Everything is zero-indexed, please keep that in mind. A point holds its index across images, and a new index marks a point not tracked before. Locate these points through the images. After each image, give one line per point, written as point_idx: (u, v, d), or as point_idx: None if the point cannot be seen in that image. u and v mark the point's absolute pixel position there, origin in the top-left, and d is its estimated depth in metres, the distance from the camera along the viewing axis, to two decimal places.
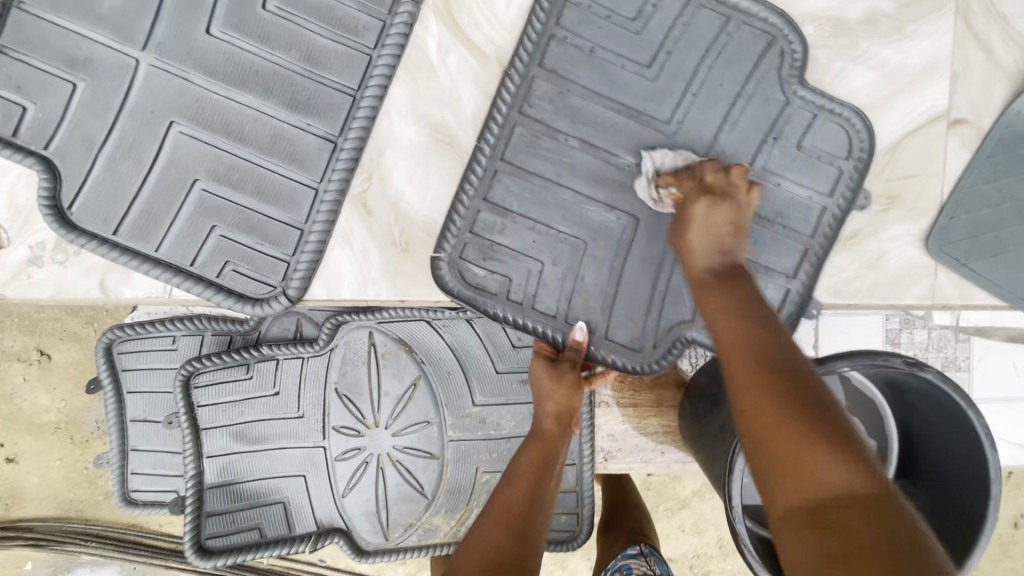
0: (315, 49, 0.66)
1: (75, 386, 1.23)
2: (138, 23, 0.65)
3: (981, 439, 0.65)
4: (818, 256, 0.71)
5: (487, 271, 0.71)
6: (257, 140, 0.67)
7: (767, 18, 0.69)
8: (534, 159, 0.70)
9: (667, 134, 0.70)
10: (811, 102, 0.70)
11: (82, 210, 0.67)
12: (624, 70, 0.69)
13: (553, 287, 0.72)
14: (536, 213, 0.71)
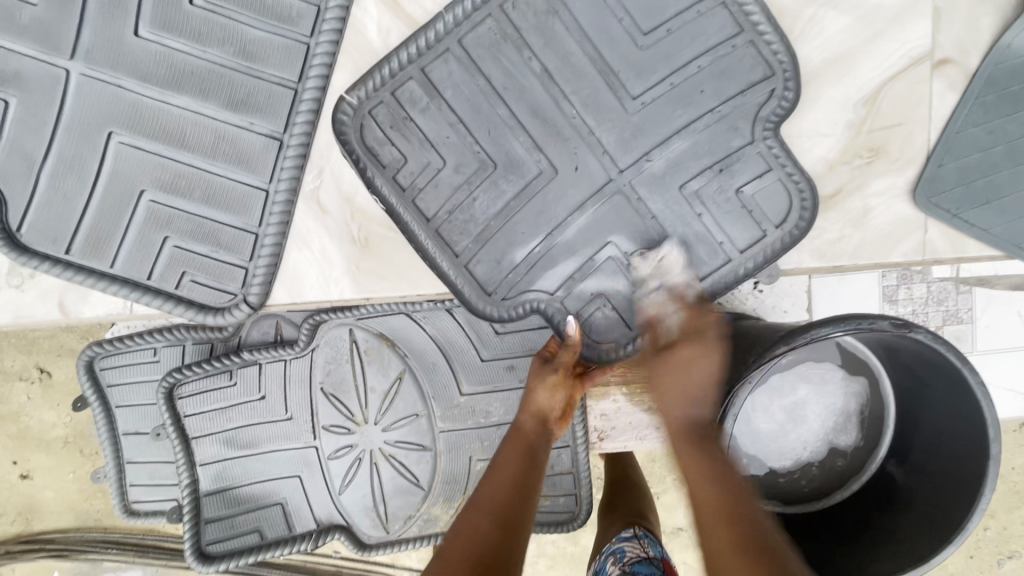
0: (249, 42, 0.63)
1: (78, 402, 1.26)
2: (62, 31, 0.62)
3: (977, 396, 0.61)
4: (804, 216, 0.67)
5: (387, 138, 0.67)
6: (199, 144, 0.64)
7: (778, 52, 0.65)
8: (488, 141, 0.67)
9: (629, 100, 0.66)
10: (773, 155, 0.66)
11: (31, 231, 0.65)
12: (577, 41, 0.65)
13: (443, 192, 0.68)
14: (464, 112, 0.67)
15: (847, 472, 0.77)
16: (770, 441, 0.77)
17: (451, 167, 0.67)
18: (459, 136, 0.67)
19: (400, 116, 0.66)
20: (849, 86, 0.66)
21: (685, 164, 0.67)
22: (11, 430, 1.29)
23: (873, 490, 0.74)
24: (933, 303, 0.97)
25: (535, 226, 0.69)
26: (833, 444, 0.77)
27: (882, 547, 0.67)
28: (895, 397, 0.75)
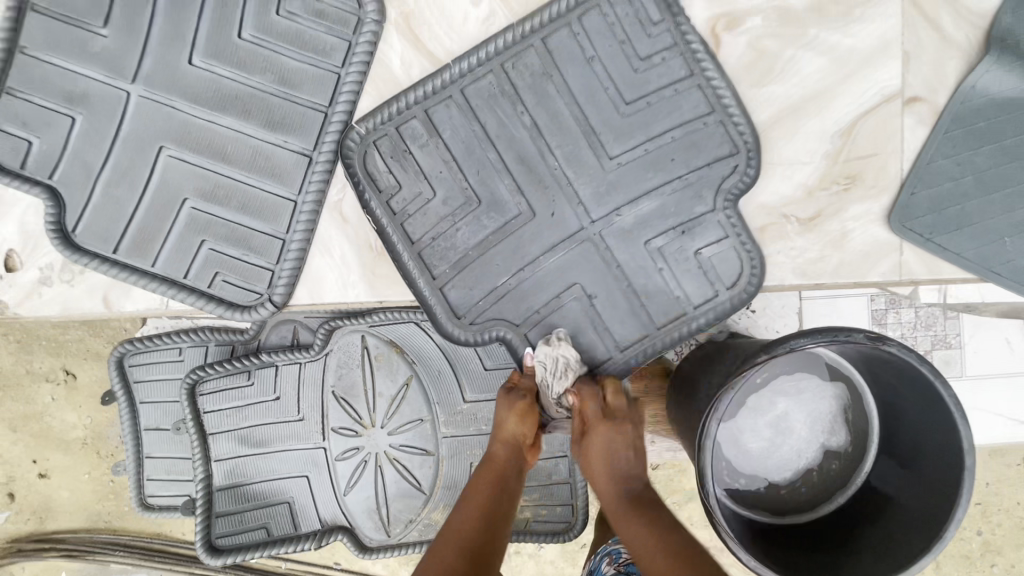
0: (287, 71, 0.72)
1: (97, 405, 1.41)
2: (126, 58, 0.71)
3: (952, 409, 0.64)
4: (757, 273, 0.73)
5: (387, 167, 0.74)
6: (238, 158, 0.72)
7: (744, 131, 0.72)
8: (476, 178, 0.74)
9: (606, 159, 0.73)
10: (730, 224, 0.73)
11: (84, 232, 0.73)
12: (575, 84, 0.73)
13: (430, 218, 0.74)
14: (458, 152, 0.74)
15: (842, 479, 0.79)
16: (761, 457, 0.80)
17: (440, 199, 0.74)
18: (450, 172, 0.74)
19: (400, 148, 0.74)
20: (827, 121, 0.72)
21: (654, 219, 0.73)
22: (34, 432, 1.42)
23: (866, 498, 0.76)
24: (922, 328, 1.01)
25: (508, 261, 0.75)
26: (826, 450, 0.80)
27: (877, 555, 0.69)
28: (878, 404, 0.78)
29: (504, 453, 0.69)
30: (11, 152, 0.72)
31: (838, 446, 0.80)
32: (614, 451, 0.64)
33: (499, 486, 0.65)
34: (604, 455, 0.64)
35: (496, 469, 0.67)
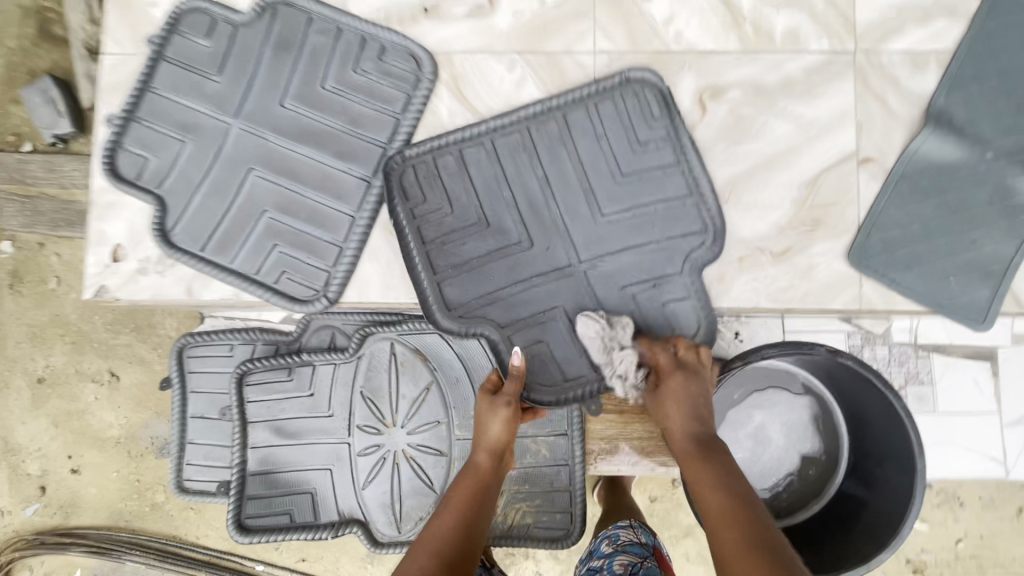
0: (357, 114, 0.89)
1: (134, 406, 1.66)
2: (233, 99, 0.90)
3: (904, 418, 0.75)
4: (710, 328, 0.86)
5: (418, 185, 0.88)
6: (311, 180, 0.89)
7: (712, 213, 0.87)
8: (488, 204, 0.88)
9: (598, 214, 0.87)
10: (692, 287, 0.86)
11: (180, 232, 0.89)
12: (585, 142, 0.88)
13: (444, 229, 0.88)
14: (479, 181, 0.88)
15: (818, 484, 0.88)
16: (746, 467, 0.89)
17: (455, 216, 0.88)
18: (469, 197, 0.88)
19: (431, 172, 0.89)
20: (795, 174, 0.87)
21: (630, 270, 0.87)
22: (77, 428, 1.66)
23: (836, 505, 0.85)
24: (896, 364, 1.12)
25: (501, 271, 0.88)
26: (804, 457, 0.89)
27: (844, 551, 0.78)
28: (846, 414, 0.87)
29: (486, 462, 0.80)
30: (133, 166, 0.90)
31: (814, 452, 0.89)
32: (684, 408, 0.75)
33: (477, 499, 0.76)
34: (681, 410, 0.75)
35: (475, 479, 0.78)
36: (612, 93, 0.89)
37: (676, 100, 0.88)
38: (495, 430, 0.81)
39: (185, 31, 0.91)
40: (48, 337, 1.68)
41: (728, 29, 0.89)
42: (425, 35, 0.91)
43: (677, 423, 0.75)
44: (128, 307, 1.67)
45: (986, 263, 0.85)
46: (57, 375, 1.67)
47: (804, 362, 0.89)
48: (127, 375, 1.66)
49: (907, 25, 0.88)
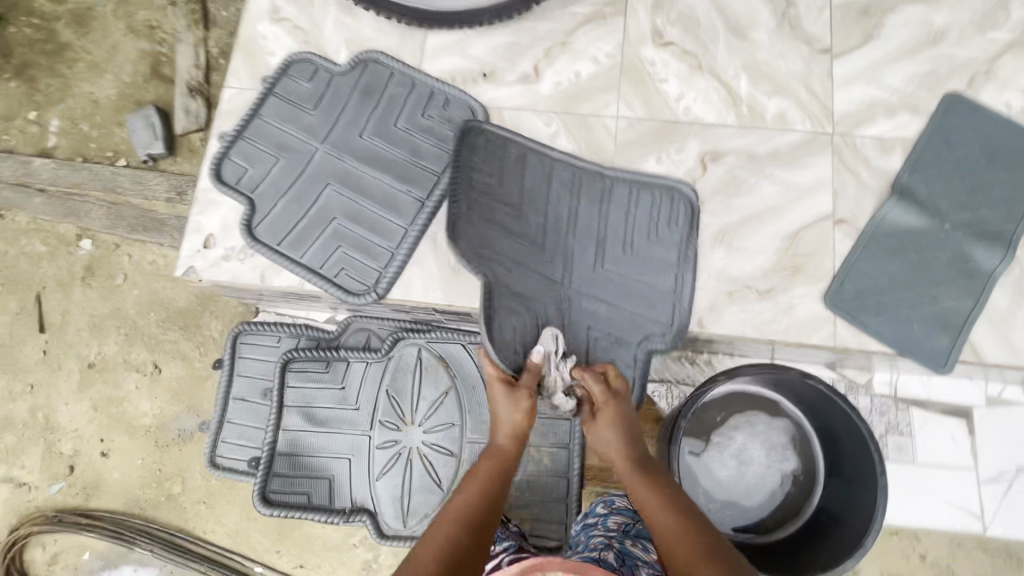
0: (420, 149, 1.10)
1: (169, 398, 1.79)
2: (323, 129, 1.11)
3: (868, 441, 0.85)
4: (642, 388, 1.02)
5: (482, 160, 1.08)
6: (376, 197, 1.08)
7: (681, 313, 1.02)
8: (525, 195, 1.07)
9: (597, 264, 1.05)
10: (638, 362, 1.02)
11: (263, 229, 1.07)
12: (615, 203, 1.07)
13: (480, 195, 1.06)
14: (527, 179, 1.07)
15: (800, 500, 0.97)
16: (731, 485, 0.98)
17: (497, 192, 1.06)
18: (516, 181, 1.07)
19: (495, 156, 1.08)
20: (780, 227, 1.03)
21: (603, 318, 1.03)
22: (113, 414, 1.79)
23: (813, 522, 0.94)
24: (878, 414, 1.21)
25: (509, 243, 1.04)
26: (787, 476, 0.98)
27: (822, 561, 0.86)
28: (822, 440, 0.97)
29: (507, 447, 0.88)
30: (233, 173, 1.10)
31: (795, 471, 0.99)
32: (623, 442, 0.89)
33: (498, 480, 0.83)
34: (626, 445, 0.88)
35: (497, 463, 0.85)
36: (655, 190, 1.06)
37: (681, 160, 1.07)
38: (515, 418, 0.90)
39: (293, 75, 1.14)
40: (105, 327, 1.85)
41: (726, 108, 1.09)
42: (482, 93, 1.12)
43: (620, 454, 0.87)
44: (180, 307, 1.84)
45: (946, 316, 0.98)
46: (105, 362, 1.82)
47: (784, 391, 0.99)
48: (169, 369, 1.80)
49: (877, 116, 1.07)
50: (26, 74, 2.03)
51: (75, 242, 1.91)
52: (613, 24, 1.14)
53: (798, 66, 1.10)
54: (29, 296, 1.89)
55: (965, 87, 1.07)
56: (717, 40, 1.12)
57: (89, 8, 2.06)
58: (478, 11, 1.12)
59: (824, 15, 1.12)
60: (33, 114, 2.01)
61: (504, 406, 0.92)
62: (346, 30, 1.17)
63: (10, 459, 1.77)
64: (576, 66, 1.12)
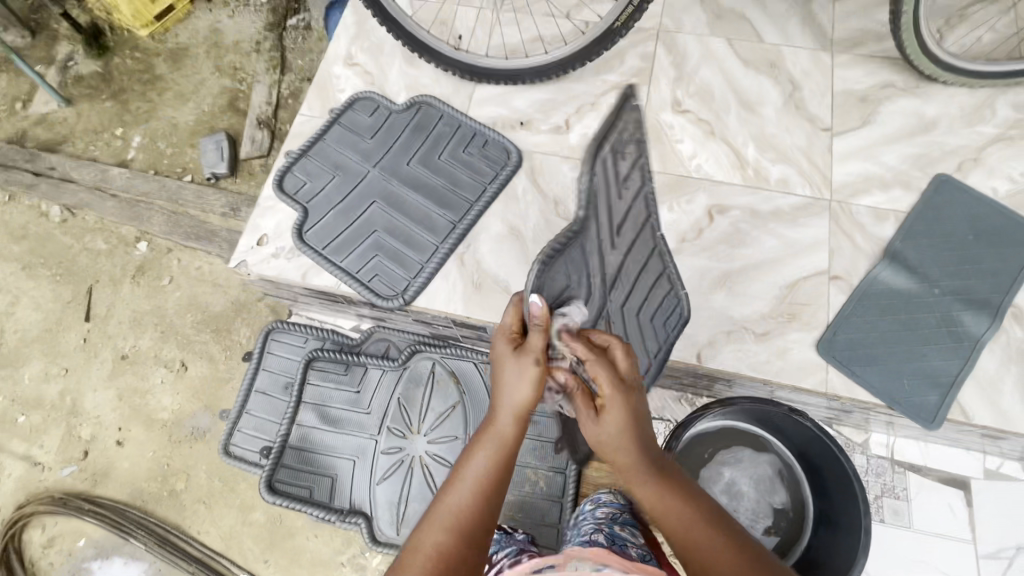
0: (459, 179, 1.24)
1: (190, 396, 1.86)
2: (376, 155, 1.27)
3: (854, 482, 0.90)
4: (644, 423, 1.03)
5: (623, 140, 0.99)
6: (415, 216, 1.21)
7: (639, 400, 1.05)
8: (631, 186, 1.00)
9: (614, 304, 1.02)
10: None
11: (311, 234, 1.20)
12: (648, 261, 1.06)
13: (608, 161, 0.96)
14: (636, 175, 1.00)
15: (791, 537, 1.00)
16: None
17: (619, 164, 0.98)
18: (634, 167, 0.99)
19: (632, 136, 1.00)
20: (778, 277, 1.12)
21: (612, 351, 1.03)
22: (135, 405, 1.87)
23: (802, 560, 0.98)
24: (874, 475, 1.22)
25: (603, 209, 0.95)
26: (777, 510, 1.03)
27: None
28: (810, 481, 1.01)
29: (513, 430, 0.70)
30: (293, 184, 1.25)
31: (784, 505, 1.03)
32: (638, 451, 0.68)
33: (504, 474, 0.68)
34: (642, 456, 0.68)
35: (502, 452, 0.69)
36: (671, 286, 1.08)
37: (690, 210, 1.19)
38: (524, 394, 0.71)
39: (357, 109, 1.33)
40: (144, 322, 1.97)
41: (733, 169, 1.22)
42: (518, 138, 1.28)
43: (634, 464, 0.68)
44: (215, 312, 1.96)
45: (935, 374, 1.03)
46: (138, 355, 1.93)
47: (772, 430, 1.05)
48: (194, 368, 1.89)
49: (872, 189, 1.18)
50: (121, 97, 2.31)
51: (133, 244, 2.08)
52: (638, 91, 1.30)
53: (801, 140, 1.23)
54: (82, 287, 2.03)
55: (955, 170, 1.18)
56: (729, 113, 1.27)
57: (185, 48, 2.37)
58: (522, 71, 1.27)
59: (826, 100, 1.27)
60: (119, 131, 2.26)
61: (511, 373, 0.73)
62: (407, 78, 1.36)
63: (31, 438, 1.85)
64: (602, 123, 1.28)
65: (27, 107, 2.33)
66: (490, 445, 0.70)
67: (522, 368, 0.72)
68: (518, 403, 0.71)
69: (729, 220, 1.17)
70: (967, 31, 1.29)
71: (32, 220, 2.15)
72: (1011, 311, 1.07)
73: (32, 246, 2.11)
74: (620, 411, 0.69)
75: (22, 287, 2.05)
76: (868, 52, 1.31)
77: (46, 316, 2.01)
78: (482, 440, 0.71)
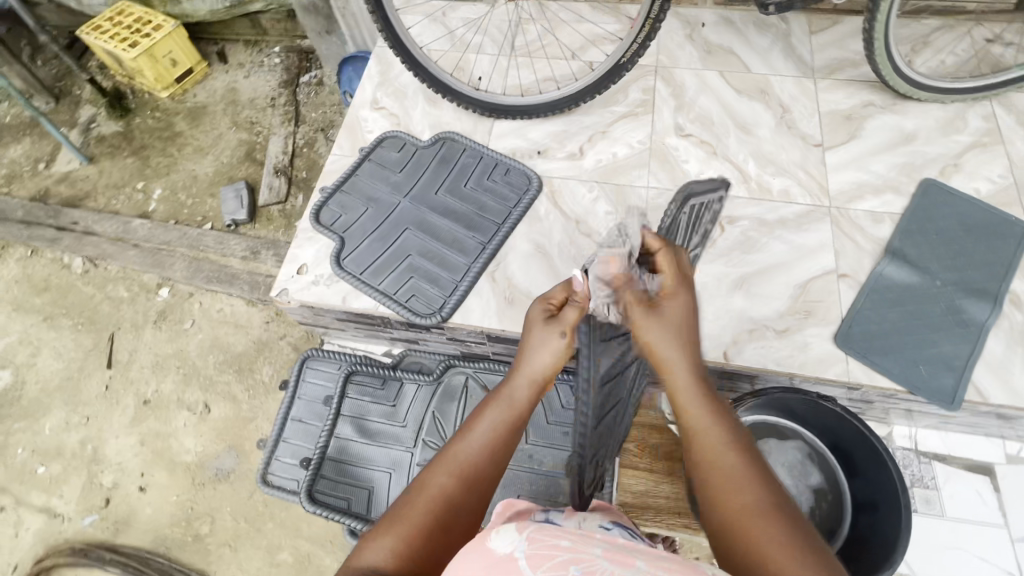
0: (484, 205, 1.33)
1: (215, 437, 1.79)
2: (406, 187, 1.37)
3: (886, 458, 0.96)
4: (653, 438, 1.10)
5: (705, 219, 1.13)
6: (446, 241, 1.30)
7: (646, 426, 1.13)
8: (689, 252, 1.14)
9: None
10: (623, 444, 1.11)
11: (349, 261, 1.27)
12: None
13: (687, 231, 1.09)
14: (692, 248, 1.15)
15: (835, 517, 1.05)
16: None
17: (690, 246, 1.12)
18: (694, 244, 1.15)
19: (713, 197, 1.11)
20: (790, 278, 1.20)
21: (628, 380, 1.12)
22: (157, 450, 1.79)
23: (848, 541, 1.02)
24: (902, 468, 1.25)
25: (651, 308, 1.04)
26: (815, 491, 1.08)
27: (871, 564, 0.94)
28: (841, 462, 1.08)
29: (525, 397, 0.76)
30: (330, 217, 1.34)
31: (820, 485, 1.09)
32: (683, 347, 0.73)
33: (511, 437, 0.73)
34: (684, 352, 0.74)
35: (514, 416, 0.74)
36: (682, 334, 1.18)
37: (704, 223, 1.28)
38: (546, 361, 0.78)
39: (386, 147, 1.43)
40: (167, 366, 1.92)
41: (739, 184, 1.32)
42: (536, 166, 1.39)
43: (679, 361, 0.73)
44: (239, 351, 1.92)
45: (949, 358, 1.10)
46: (161, 399, 1.87)
47: (796, 418, 1.10)
48: (217, 409, 1.82)
49: (866, 195, 1.29)
50: (141, 153, 2.40)
51: (154, 290, 2.07)
52: (644, 120, 1.42)
53: (797, 155, 1.35)
54: (104, 334, 2.01)
55: (938, 175, 1.29)
56: (729, 136, 1.39)
57: (204, 107, 2.50)
58: (536, 107, 1.40)
59: (814, 119, 1.40)
60: (140, 184, 2.32)
61: (537, 341, 0.80)
62: (430, 117, 1.48)
63: (51, 488, 1.78)
64: (614, 149, 1.39)
65: (50, 166, 2.41)
66: (502, 406, 0.75)
67: (546, 336, 0.80)
68: (536, 370, 0.78)
69: (739, 230, 1.26)
70: (930, 56, 1.44)
71: (54, 272, 2.16)
72: (1008, 298, 1.15)
73: (54, 298, 2.10)
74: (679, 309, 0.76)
75: (43, 338, 2.03)
76: (846, 77, 1.45)
77: (68, 364, 1.97)
78: (495, 400, 0.76)
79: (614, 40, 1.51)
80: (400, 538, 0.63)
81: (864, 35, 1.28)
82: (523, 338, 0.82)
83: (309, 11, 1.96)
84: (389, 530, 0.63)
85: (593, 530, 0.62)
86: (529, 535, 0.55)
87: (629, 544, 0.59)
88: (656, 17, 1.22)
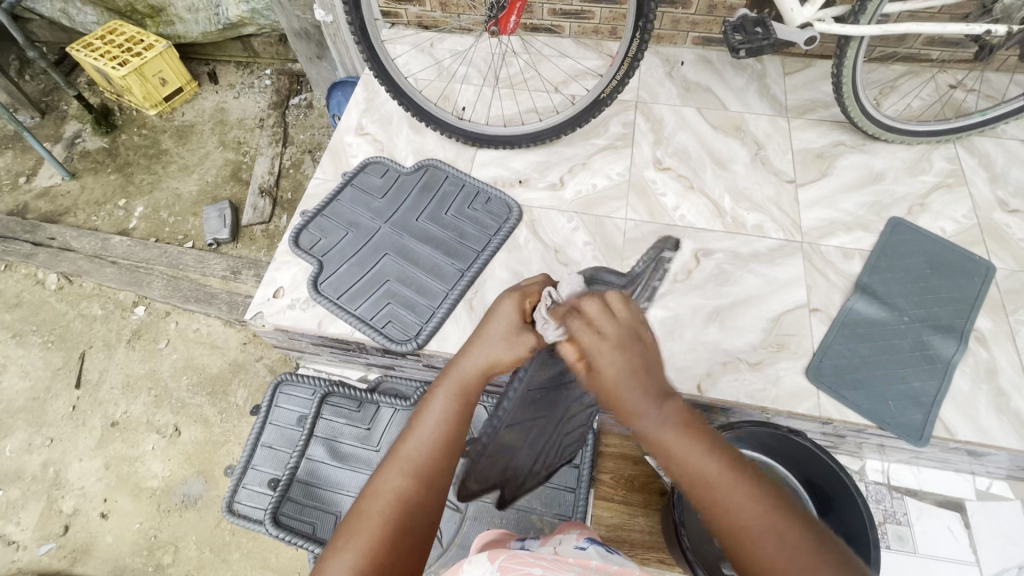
0: (465, 231, 1.34)
1: (182, 462, 1.73)
2: (387, 213, 1.38)
3: (856, 494, 0.97)
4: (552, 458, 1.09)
5: None
6: (426, 267, 1.30)
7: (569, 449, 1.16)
8: None
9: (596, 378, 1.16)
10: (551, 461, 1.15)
11: (327, 285, 1.27)
12: None
13: None
14: None
15: None
16: None
17: None
18: None
19: None
20: (763, 312, 1.22)
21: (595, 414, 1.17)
22: (121, 475, 1.73)
23: None
24: (875, 503, 1.25)
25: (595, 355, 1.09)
26: None
27: None
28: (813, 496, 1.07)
29: (475, 381, 0.72)
30: (309, 240, 1.33)
31: None
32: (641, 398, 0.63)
33: (464, 422, 0.70)
34: (642, 398, 0.63)
35: (463, 398, 0.71)
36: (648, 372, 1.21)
37: (681, 255, 1.30)
38: (501, 358, 0.73)
39: (369, 172, 1.44)
40: (137, 387, 1.87)
41: (714, 218, 1.35)
42: (517, 195, 1.41)
43: (642, 416, 0.63)
44: (213, 372, 1.88)
45: (917, 394, 1.11)
46: (129, 421, 1.81)
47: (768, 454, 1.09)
48: (188, 432, 1.77)
49: (837, 232, 1.32)
50: (125, 170, 2.38)
51: (130, 308, 2.03)
52: (624, 153, 1.46)
53: (770, 192, 1.39)
54: (74, 353, 1.96)
55: (906, 214, 1.33)
56: (706, 170, 1.43)
57: (192, 126, 2.50)
58: (518, 137, 1.42)
59: (788, 157, 1.44)
60: (122, 202, 2.30)
61: (496, 336, 0.74)
62: (414, 144, 1.50)
63: (6, 514, 1.70)
64: (594, 180, 1.41)
65: (31, 180, 2.38)
66: (452, 390, 0.71)
67: (510, 335, 0.74)
68: (492, 361, 0.73)
69: (715, 264, 1.28)
70: (897, 100, 1.50)
71: (27, 288, 2.10)
72: (973, 335, 1.18)
73: (25, 314, 2.04)
74: (615, 362, 0.64)
75: (9, 355, 1.96)
76: (818, 117, 1.51)
77: (34, 383, 1.91)
78: (444, 383, 0.72)
79: (595, 75, 1.56)
80: (361, 550, 0.60)
81: (833, 78, 1.33)
82: (481, 324, 0.76)
83: (300, 37, 1.99)
84: (348, 543, 0.60)
85: (565, 557, 0.66)
86: (502, 565, 0.60)
87: (602, 568, 0.63)
88: (634, 56, 1.25)
